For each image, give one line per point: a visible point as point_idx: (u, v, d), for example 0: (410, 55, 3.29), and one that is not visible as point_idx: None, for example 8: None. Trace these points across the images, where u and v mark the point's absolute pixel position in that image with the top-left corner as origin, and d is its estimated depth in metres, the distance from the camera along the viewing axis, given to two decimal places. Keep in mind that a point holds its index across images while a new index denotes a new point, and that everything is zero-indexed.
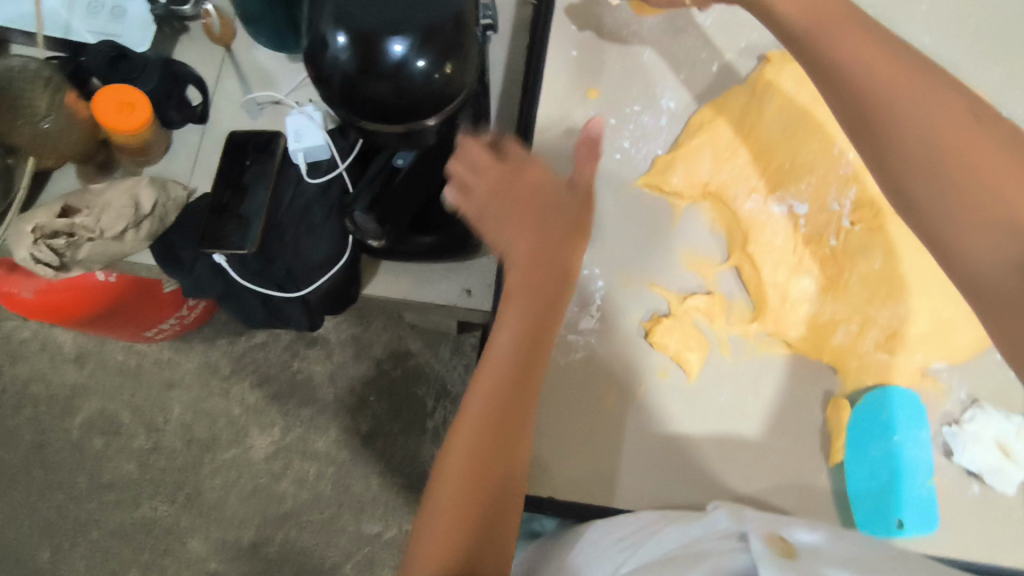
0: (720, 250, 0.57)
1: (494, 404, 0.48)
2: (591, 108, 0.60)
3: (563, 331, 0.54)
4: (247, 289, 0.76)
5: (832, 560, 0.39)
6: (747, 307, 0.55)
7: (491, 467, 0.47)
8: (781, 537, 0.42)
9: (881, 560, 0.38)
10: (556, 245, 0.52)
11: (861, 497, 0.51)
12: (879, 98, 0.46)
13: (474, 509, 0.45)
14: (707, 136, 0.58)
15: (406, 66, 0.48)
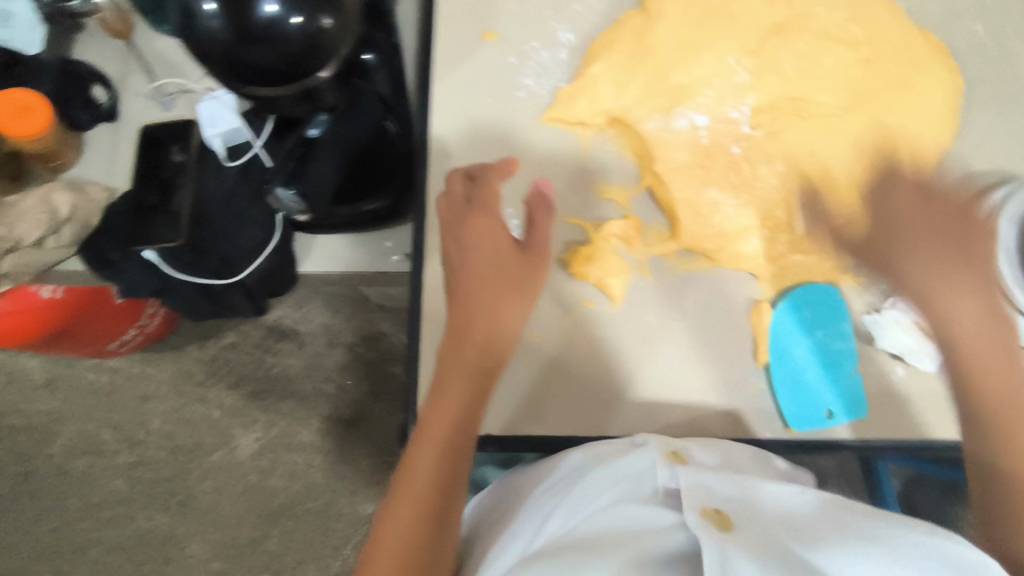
0: (632, 175, 0.57)
1: (455, 422, 0.45)
2: (489, 52, 0.59)
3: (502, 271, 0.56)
4: (183, 282, 0.77)
5: (779, 536, 0.38)
6: (663, 227, 0.57)
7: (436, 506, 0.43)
8: (717, 510, 0.40)
9: (823, 519, 0.39)
10: (498, 263, 0.49)
11: (790, 395, 0.53)
12: (926, 275, 0.47)
13: (434, 508, 0.43)
14: (604, 63, 0.57)
15: (281, 24, 0.48)
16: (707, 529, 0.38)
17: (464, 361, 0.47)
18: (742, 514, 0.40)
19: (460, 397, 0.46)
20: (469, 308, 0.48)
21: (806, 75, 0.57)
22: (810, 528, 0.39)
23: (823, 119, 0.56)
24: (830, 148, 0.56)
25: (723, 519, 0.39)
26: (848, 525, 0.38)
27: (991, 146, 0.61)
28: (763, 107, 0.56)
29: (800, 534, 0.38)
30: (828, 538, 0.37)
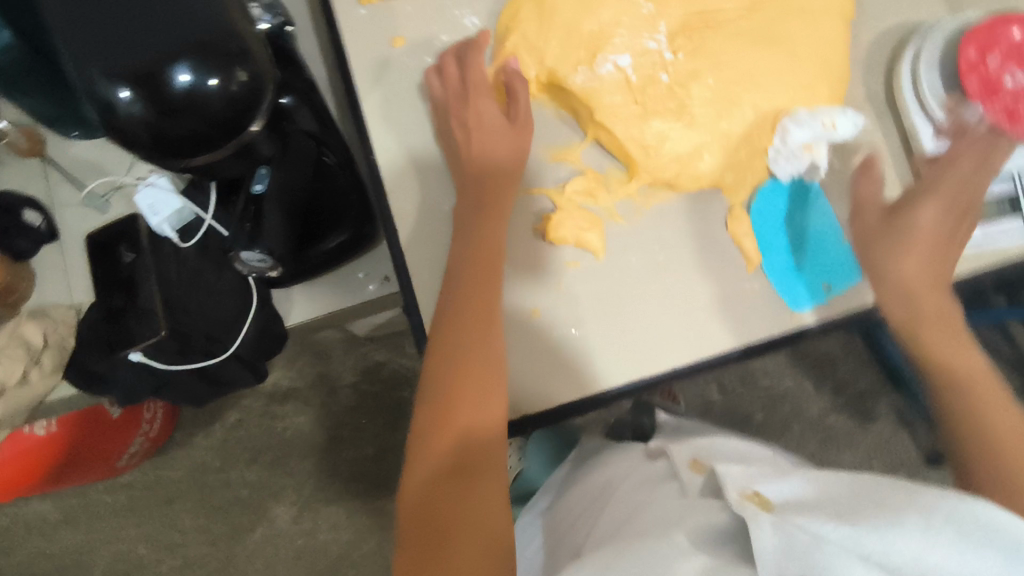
0: (575, 131, 0.59)
1: (477, 324, 0.49)
2: (403, 57, 0.59)
3: None
4: (177, 372, 0.75)
5: (812, 512, 0.42)
6: (619, 169, 0.58)
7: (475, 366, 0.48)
8: (757, 494, 0.46)
9: (855, 500, 0.43)
10: (485, 153, 0.55)
11: (784, 282, 0.57)
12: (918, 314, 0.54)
13: (478, 368, 0.48)
14: (517, 35, 0.58)
15: (199, 90, 0.48)
16: (746, 506, 0.45)
17: (467, 385, 0.47)
18: (782, 502, 0.45)
19: (474, 273, 0.51)
20: (462, 336, 0.49)
21: None
22: (846, 503, 0.43)
23: (730, 24, 0.58)
24: (748, 50, 0.58)
25: (763, 500, 0.45)
26: (893, 498, 0.41)
27: (889, 6, 0.64)
28: (676, 29, 0.58)
29: (842, 513, 0.41)
30: (863, 509, 0.41)
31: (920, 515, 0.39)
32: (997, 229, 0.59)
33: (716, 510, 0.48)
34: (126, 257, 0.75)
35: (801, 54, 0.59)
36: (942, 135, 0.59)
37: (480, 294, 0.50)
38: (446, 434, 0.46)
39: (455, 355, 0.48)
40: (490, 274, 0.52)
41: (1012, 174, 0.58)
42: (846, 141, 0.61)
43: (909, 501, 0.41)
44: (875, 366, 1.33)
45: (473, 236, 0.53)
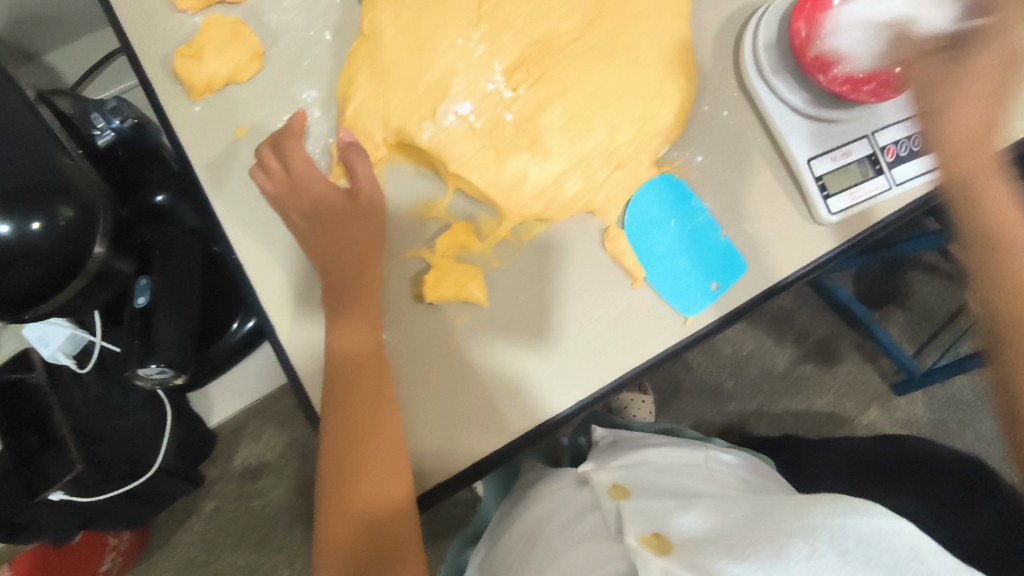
0: (437, 185, 0.58)
1: (367, 411, 0.51)
2: (245, 146, 0.58)
3: None
4: (107, 500, 0.74)
5: (707, 550, 0.48)
6: (489, 215, 0.58)
7: (368, 457, 0.50)
8: (656, 536, 0.51)
9: (742, 530, 0.50)
10: (345, 232, 0.54)
11: (673, 291, 0.57)
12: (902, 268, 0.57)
13: (370, 458, 0.50)
14: (356, 102, 0.56)
15: (24, 238, 0.45)
16: (642, 551, 0.49)
17: (361, 482, 0.50)
18: (681, 542, 0.51)
19: (353, 361, 0.51)
20: (351, 431, 0.51)
21: (537, 15, 0.58)
22: (739, 534, 0.50)
23: (571, 47, 0.59)
24: (591, 70, 0.58)
25: (661, 543, 0.50)
26: (779, 526, 0.49)
27: None
28: (511, 66, 0.58)
29: (734, 547, 0.48)
30: (757, 540, 0.48)
31: (807, 542, 0.47)
32: (872, 187, 0.59)
33: (617, 555, 0.50)
34: (17, 386, 0.70)
35: (642, 62, 0.59)
36: (799, 113, 0.59)
37: (361, 381, 0.51)
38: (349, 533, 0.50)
39: (346, 451, 0.51)
40: (371, 372, 0.51)
41: (867, 135, 0.59)
42: (710, 135, 0.61)
43: (793, 531, 0.48)
44: (827, 312, 1.35)
45: (344, 332, 0.52)
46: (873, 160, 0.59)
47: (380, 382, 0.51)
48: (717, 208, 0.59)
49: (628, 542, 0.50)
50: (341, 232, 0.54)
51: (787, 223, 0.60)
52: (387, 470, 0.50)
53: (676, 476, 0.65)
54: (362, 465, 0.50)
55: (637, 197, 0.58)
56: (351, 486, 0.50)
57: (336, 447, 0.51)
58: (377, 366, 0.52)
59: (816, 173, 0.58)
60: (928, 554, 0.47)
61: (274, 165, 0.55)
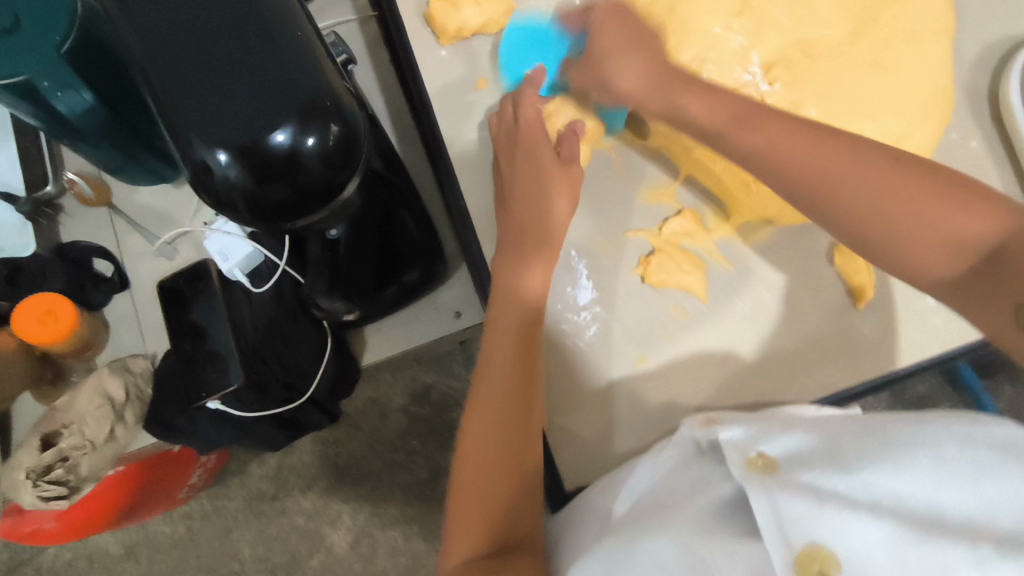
0: (668, 170, 0.60)
1: (515, 370, 0.50)
2: (484, 98, 0.61)
3: (568, 317, 0.55)
4: (255, 420, 0.73)
5: (819, 469, 0.41)
6: (716, 209, 0.59)
7: (506, 428, 0.49)
8: (759, 456, 0.45)
9: (854, 441, 0.42)
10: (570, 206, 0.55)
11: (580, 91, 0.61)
12: (825, 184, 0.46)
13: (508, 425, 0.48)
14: None
15: (299, 152, 0.46)
16: (749, 476, 0.43)
17: (489, 448, 0.48)
18: (789, 458, 0.44)
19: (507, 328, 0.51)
20: (482, 396, 0.50)
21: (801, 15, 0.56)
22: (850, 449, 0.42)
23: (833, 53, 0.56)
24: (856, 76, 0.55)
25: (766, 464, 0.44)
26: (887, 435, 0.41)
27: (992, 17, 0.61)
28: (769, 60, 0.56)
29: (845, 464, 0.41)
30: (867, 453, 0.41)
31: (928, 449, 0.39)
32: None
33: (718, 478, 0.46)
34: (190, 300, 0.73)
35: (908, 78, 0.56)
36: None
37: (513, 353, 0.50)
38: (479, 512, 0.47)
39: (484, 422, 0.49)
40: (507, 360, 0.50)
41: None
42: (953, 163, 0.58)
43: (901, 439, 0.41)
44: None
45: (502, 333, 0.51)
46: None
47: (529, 342, 0.51)
48: None
49: (732, 468, 0.45)
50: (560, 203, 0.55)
51: None
52: (524, 435, 0.49)
53: None
54: (499, 426, 0.48)
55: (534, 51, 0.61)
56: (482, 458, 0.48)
57: (477, 416, 0.49)
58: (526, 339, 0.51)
59: None
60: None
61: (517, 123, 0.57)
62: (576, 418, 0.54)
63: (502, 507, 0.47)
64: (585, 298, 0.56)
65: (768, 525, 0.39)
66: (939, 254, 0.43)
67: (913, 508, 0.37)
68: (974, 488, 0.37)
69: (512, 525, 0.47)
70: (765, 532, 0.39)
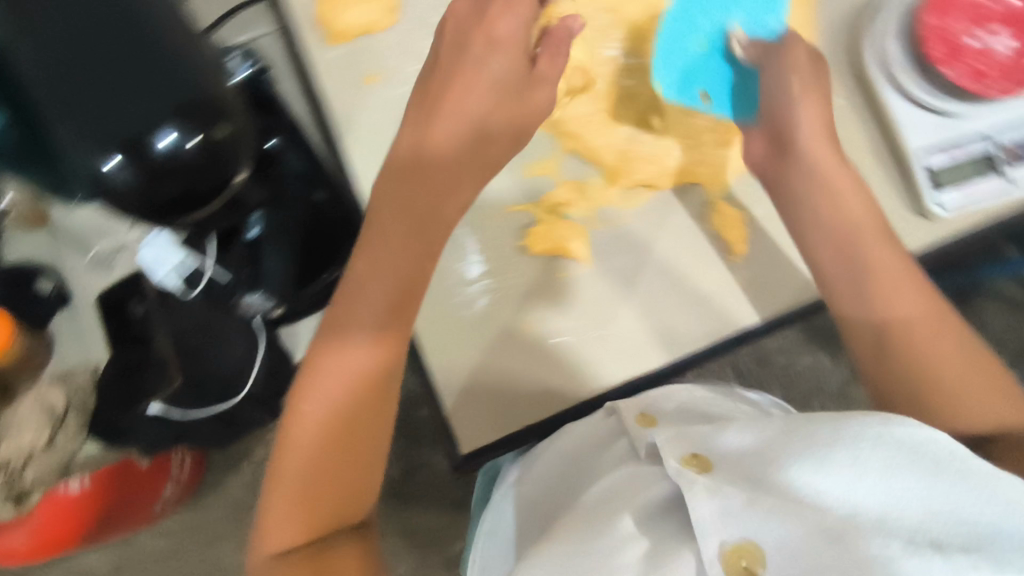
0: (551, 146, 0.64)
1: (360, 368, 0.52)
2: (378, 93, 0.60)
3: (460, 291, 0.59)
4: (195, 419, 0.78)
5: (753, 471, 0.47)
6: (597, 176, 0.63)
7: (355, 417, 0.52)
8: (695, 455, 0.51)
9: (787, 441, 0.47)
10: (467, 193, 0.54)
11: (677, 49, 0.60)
12: (906, 344, 0.53)
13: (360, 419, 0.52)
14: None
15: (183, 152, 0.49)
16: (684, 472, 0.49)
17: (327, 424, 0.51)
18: (724, 458, 0.50)
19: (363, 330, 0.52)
20: (330, 380, 0.51)
21: None
22: (782, 449, 0.47)
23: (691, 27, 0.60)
24: None
25: (701, 462, 0.50)
26: (812, 435, 0.46)
27: None
28: None
29: (778, 462, 0.46)
30: (796, 453, 0.45)
31: (848, 448, 0.43)
32: (986, 188, 0.58)
33: (657, 479, 0.53)
34: None
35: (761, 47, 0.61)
36: (917, 106, 0.60)
37: (365, 361, 0.52)
38: (306, 466, 0.51)
39: (332, 405, 0.51)
40: (361, 353, 0.52)
41: (989, 133, 0.59)
42: None
43: (824, 439, 0.45)
44: None
45: (358, 321, 0.52)
46: (992, 160, 0.58)
47: (385, 338, 0.52)
48: None
49: (670, 466, 0.50)
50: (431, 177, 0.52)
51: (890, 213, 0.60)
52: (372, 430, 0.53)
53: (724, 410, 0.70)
54: (348, 412, 0.51)
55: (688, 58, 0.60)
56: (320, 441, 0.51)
57: (324, 398, 0.51)
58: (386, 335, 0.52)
59: (925, 166, 0.59)
60: (971, 454, 0.42)
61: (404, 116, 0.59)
62: (476, 390, 0.56)
63: (334, 482, 0.51)
64: (475, 271, 0.59)
65: (699, 519, 0.45)
66: (986, 417, 0.50)
67: (830, 501, 0.42)
68: (888, 486, 0.41)
69: (339, 498, 0.52)
70: (698, 529, 0.44)
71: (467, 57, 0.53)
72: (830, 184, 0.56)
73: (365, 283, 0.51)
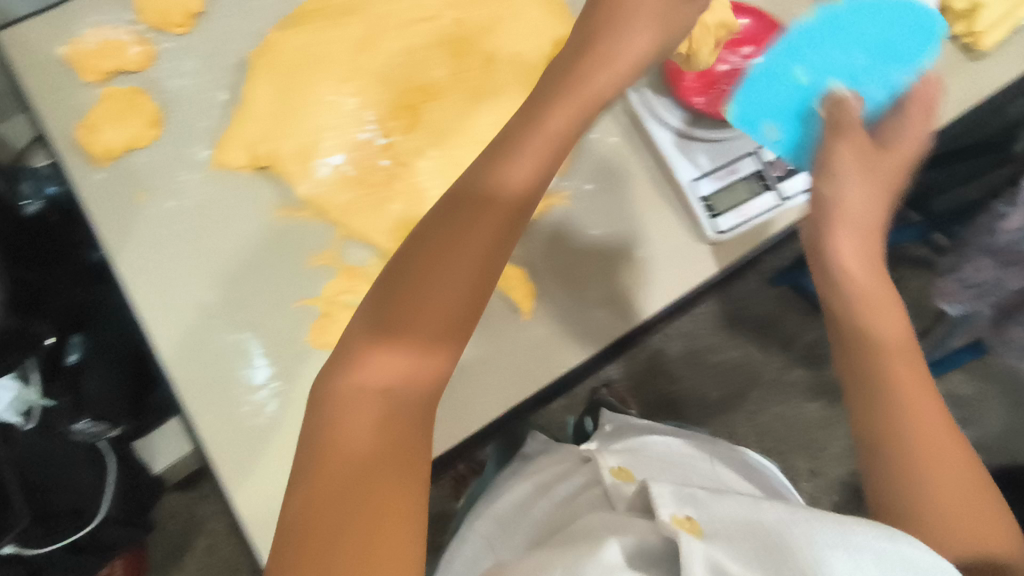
0: (326, 233, 0.59)
1: (479, 265, 0.41)
2: (147, 210, 0.60)
3: (247, 399, 0.57)
4: (48, 553, 0.75)
5: (729, 550, 0.42)
6: (376, 257, 0.58)
7: (441, 341, 0.41)
8: (688, 518, 0.46)
9: (771, 531, 0.42)
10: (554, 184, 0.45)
11: (862, 42, 0.54)
12: (891, 389, 0.45)
13: (418, 394, 0.41)
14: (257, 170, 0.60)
15: None
16: (676, 532, 0.44)
17: (379, 368, 0.40)
18: (709, 522, 0.45)
19: (485, 232, 0.41)
20: (416, 300, 0.41)
21: (410, 67, 0.59)
22: (767, 537, 0.42)
23: (446, 92, 0.58)
24: (471, 108, 0.58)
25: (693, 525, 0.45)
26: (807, 532, 0.40)
27: None
28: (383, 112, 0.58)
29: (762, 553, 0.41)
30: (791, 550, 0.40)
31: (850, 557, 0.38)
32: (760, 206, 0.58)
33: (644, 529, 0.48)
34: None
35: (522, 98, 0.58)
36: (682, 135, 0.60)
37: (494, 248, 0.41)
38: (348, 453, 0.39)
39: (414, 347, 0.41)
40: (494, 231, 0.41)
41: (752, 152, 0.60)
42: (597, 165, 0.62)
43: (816, 539, 0.40)
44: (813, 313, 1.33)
45: (467, 223, 0.41)
46: (760, 176, 0.59)
47: (488, 259, 0.41)
48: (603, 236, 0.60)
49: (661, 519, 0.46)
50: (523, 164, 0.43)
51: (675, 247, 0.60)
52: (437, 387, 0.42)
53: (687, 460, 0.72)
54: (435, 346, 0.41)
55: (922, 18, 0.55)
56: (406, 372, 0.41)
57: (433, 314, 0.40)
58: (475, 271, 0.41)
59: (698, 194, 0.59)
60: None
61: (175, 229, 0.59)
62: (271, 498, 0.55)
63: (367, 457, 0.38)
64: (261, 376, 0.57)
65: (688, 558, 0.41)
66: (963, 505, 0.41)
67: None
68: None
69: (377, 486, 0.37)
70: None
71: (613, 29, 0.46)
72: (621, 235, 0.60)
73: (470, 232, 0.41)
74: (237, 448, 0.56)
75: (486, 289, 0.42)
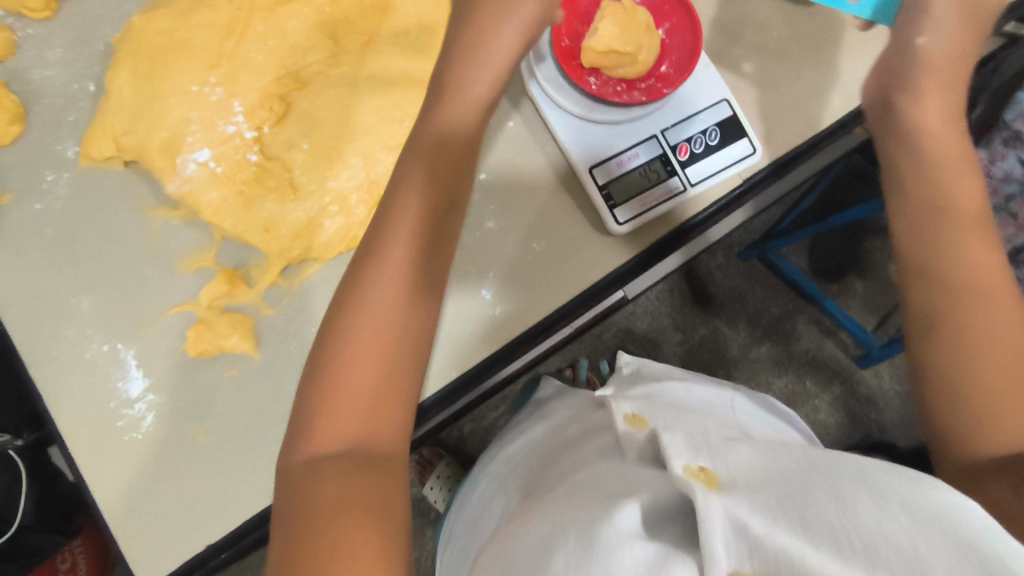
0: (206, 233, 0.56)
1: (422, 214, 0.44)
2: (8, 213, 0.55)
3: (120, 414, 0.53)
4: None
5: (751, 501, 0.32)
6: (259, 258, 0.56)
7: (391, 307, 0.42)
8: (702, 468, 0.35)
9: (794, 478, 0.34)
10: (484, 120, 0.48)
11: None
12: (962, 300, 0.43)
13: (386, 358, 0.41)
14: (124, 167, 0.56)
15: None
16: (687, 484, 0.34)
17: (342, 347, 0.41)
18: (730, 471, 0.35)
19: (419, 184, 0.45)
20: (367, 270, 0.43)
21: (281, 50, 0.56)
22: (790, 486, 0.33)
23: (321, 78, 0.56)
24: (345, 97, 0.55)
25: (708, 476, 0.34)
26: (832, 485, 0.33)
27: None
28: (252, 103, 0.56)
29: (786, 508, 0.32)
30: (814, 504, 0.32)
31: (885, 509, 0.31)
32: (660, 193, 0.55)
33: (653, 479, 0.38)
34: None
35: (399, 84, 0.56)
36: (577, 117, 0.56)
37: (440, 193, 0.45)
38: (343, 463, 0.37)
39: (369, 316, 0.42)
40: (440, 180, 0.46)
41: (655, 135, 0.56)
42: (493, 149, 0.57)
43: (844, 495, 0.32)
44: (783, 287, 1.27)
45: (401, 186, 0.45)
46: (665, 161, 0.56)
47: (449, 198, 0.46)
48: (499, 227, 0.56)
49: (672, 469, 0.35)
50: (451, 171, 0.46)
51: (578, 237, 0.56)
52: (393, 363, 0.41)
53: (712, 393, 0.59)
54: (391, 317, 0.42)
55: None
56: (362, 340, 0.41)
57: (385, 279, 0.42)
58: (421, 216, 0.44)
59: (600, 182, 0.55)
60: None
61: (39, 233, 0.55)
62: (146, 518, 0.51)
63: (353, 441, 0.38)
64: (136, 390, 0.53)
65: (705, 520, 0.31)
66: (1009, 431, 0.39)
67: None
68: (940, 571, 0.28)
69: (358, 478, 0.36)
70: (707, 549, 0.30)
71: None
72: (520, 225, 0.56)
73: (418, 194, 0.44)
74: (107, 466, 0.52)
75: (435, 244, 0.45)
